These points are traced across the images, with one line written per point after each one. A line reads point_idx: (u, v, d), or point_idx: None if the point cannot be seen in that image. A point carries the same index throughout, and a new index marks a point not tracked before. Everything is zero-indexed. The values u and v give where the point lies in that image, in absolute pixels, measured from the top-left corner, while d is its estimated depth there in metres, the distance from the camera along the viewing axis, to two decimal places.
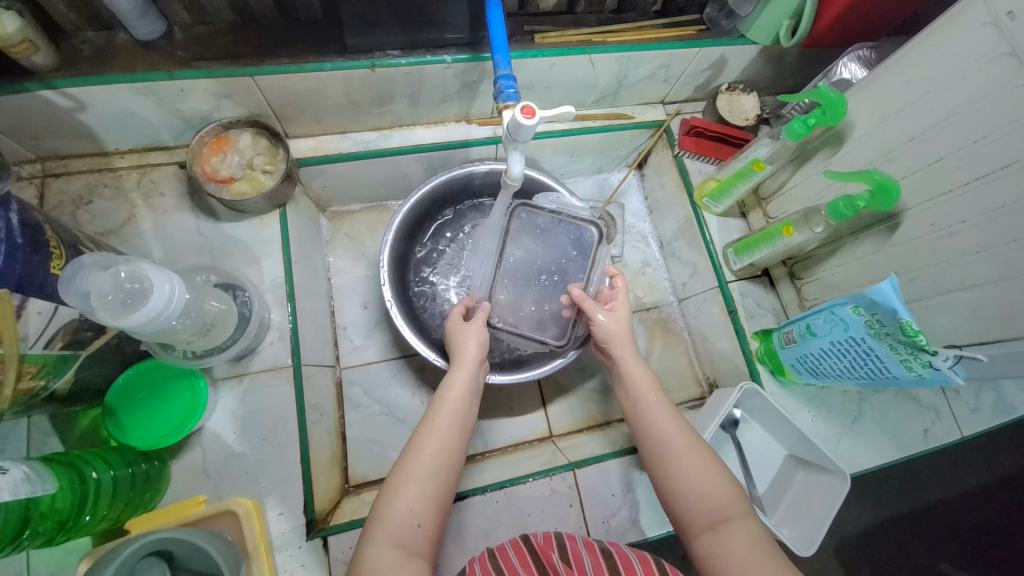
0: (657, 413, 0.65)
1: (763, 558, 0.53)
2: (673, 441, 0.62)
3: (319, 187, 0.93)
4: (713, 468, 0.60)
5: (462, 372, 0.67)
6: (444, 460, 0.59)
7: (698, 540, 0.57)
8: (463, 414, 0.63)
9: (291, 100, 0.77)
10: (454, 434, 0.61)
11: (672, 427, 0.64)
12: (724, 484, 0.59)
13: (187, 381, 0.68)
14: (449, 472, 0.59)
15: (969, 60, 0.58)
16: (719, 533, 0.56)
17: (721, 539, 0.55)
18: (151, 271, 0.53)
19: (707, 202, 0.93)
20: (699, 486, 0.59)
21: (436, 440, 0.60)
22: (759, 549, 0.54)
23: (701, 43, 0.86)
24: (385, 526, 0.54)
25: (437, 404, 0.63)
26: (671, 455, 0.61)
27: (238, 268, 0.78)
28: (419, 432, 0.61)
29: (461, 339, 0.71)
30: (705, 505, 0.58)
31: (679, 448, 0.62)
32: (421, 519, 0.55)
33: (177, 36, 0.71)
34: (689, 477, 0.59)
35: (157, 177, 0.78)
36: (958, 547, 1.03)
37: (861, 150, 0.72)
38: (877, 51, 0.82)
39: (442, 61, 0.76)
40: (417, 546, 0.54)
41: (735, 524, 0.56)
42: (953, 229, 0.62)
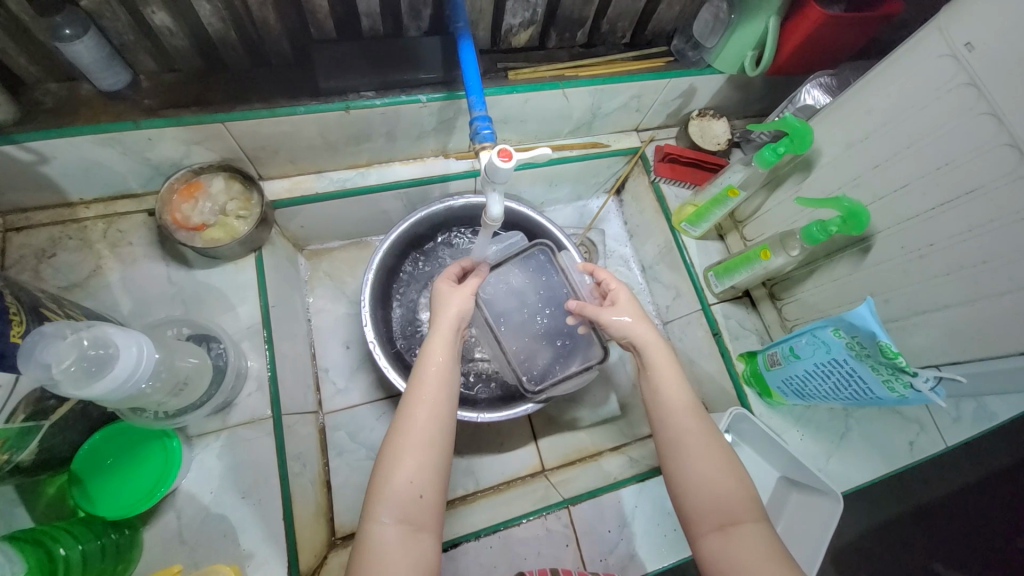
0: (673, 403, 0.61)
1: (773, 561, 0.50)
2: (686, 429, 0.59)
3: (296, 227, 0.91)
4: (725, 461, 0.57)
5: (439, 335, 0.62)
6: (439, 428, 0.55)
7: (709, 539, 0.54)
8: (451, 380, 0.59)
9: (264, 144, 0.76)
10: (447, 399, 0.57)
11: (689, 416, 0.60)
12: (736, 484, 0.55)
13: (159, 442, 0.65)
14: (447, 441, 0.55)
15: (928, 90, 0.60)
16: (729, 534, 0.53)
17: (732, 540, 0.52)
18: (117, 335, 0.51)
19: (686, 226, 0.95)
20: (711, 478, 0.56)
21: (432, 408, 0.56)
22: (772, 554, 0.51)
23: (670, 75, 0.88)
24: (386, 502, 0.50)
25: (423, 371, 0.58)
26: (686, 448, 0.58)
27: (213, 317, 0.76)
28: (410, 400, 0.56)
29: (443, 307, 0.65)
30: (718, 501, 0.55)
31: (697, 434, 0.58)
32: (423, 490, 0.52)
33: (145, 85, 0.70)
34: (700, 469, 0.56)
35: (125, 227, 0.76)
36: (954, 547, 1.00)
37: (830, 176, 0.74)
38: (836, 78, 0.85)
39: (417, 100, 0.76)
40: (420, 520, 0.51)
41: (746, 526, 0.53)
42: (923, 252, 0.64)
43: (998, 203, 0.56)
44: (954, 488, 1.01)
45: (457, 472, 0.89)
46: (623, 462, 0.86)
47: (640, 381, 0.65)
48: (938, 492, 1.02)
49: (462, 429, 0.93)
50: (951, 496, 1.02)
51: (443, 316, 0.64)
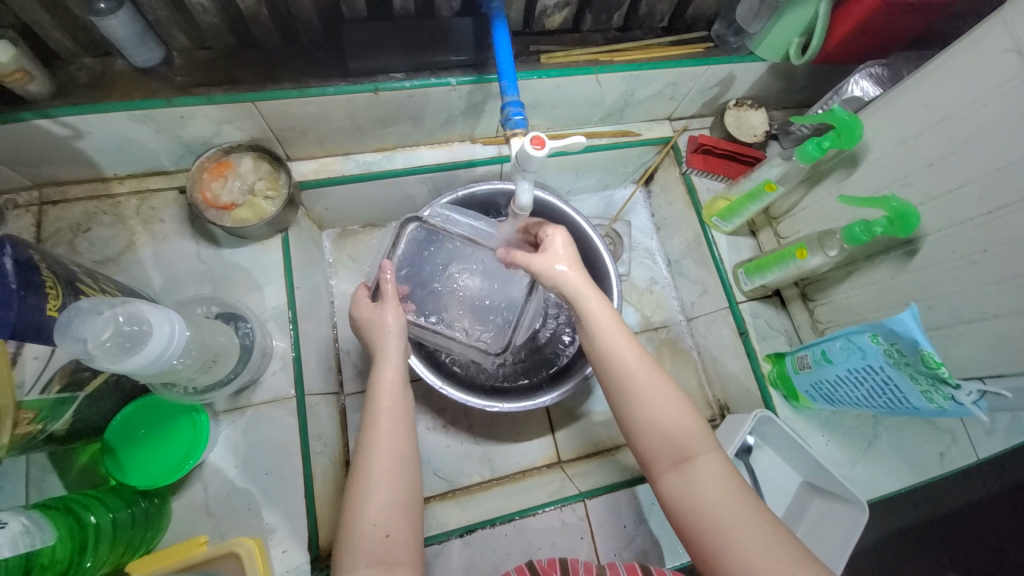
0: (619, 346, 0.59)
1: (729, 490, 0.52)
2: (636, 373, 0.58)
3: (321, 208, 0.91)
4: (676, 398, 0.57)
5: (388, 364, 0.63)
6: (402, 466, 0.56)
7: (665, 477, 0.55)
8: (405, 406, 0.61)
9: (293, 124, 0.76)
10: (401, 436, 0.58)
11: (631, 356, 0.59)
12: (687, 418, 0.56)
13: (188, 416, 0.66)
14: (410, 477, 0.57)
15: (989, 86, 0.57)
16: (684, 471, 0.54)
17: (687, 475, 0.54)
18: (150, 312, 0.52)
19: (716, 221, 0.92)
20: (663, 419, 0.56)
21: (392, 448, 0.57)
22: (726, 479, 0.53)
23: (709, 61, 0.84)
24: (356, 548, 0.51)
25: (377, 404, 0.59)
26: (637, 391, 0.57)
27: (240, 296, 0.77)
28: (369, 441, 0.58)
29: (384, 326, 0.66)
30: (669, 441, 0.55)
31: (641, 378, 0.58)
32: (389, 530, 0.53)
33: (177, 62, 0.70)
34: (654, 410, 0.56)
35: (157, 204, 0.77)
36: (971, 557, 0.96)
37: (876, 174, 0.70)
38: (890, 69, 0.80)
39: (447, 83, 0.75)
40: (393, 556, 0.52)
41: (701, 459, 0.54)
42: (974, 258, 0.61)
43: None
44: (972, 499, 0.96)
45: (473, 459, 0.90)
46: None
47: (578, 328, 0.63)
48: (956, 505, 0.96)
49: (479, 416, 0.93)
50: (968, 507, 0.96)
51: (387, 340, 0.65)
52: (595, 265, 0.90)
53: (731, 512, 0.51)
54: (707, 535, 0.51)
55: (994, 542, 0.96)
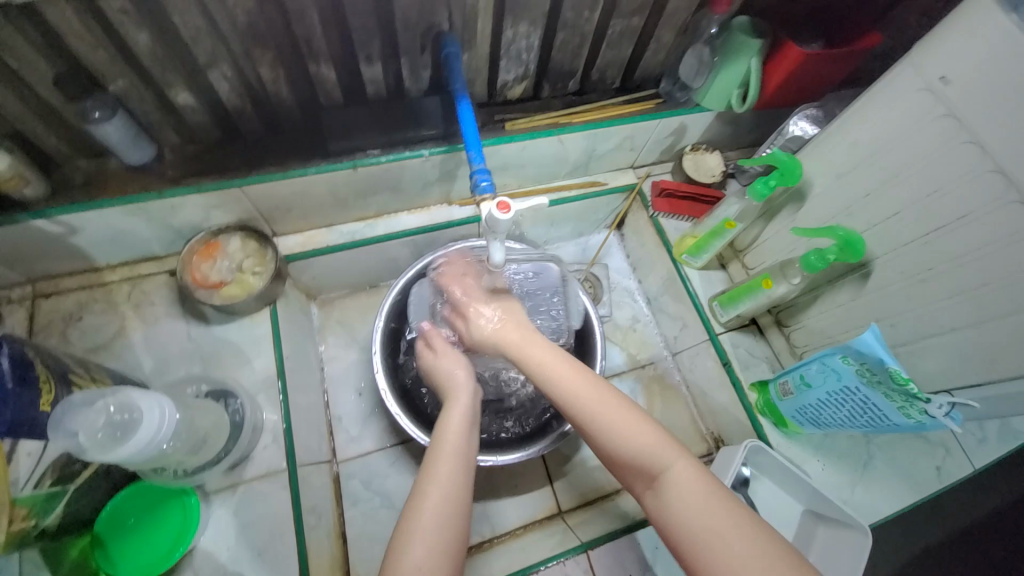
0: (576, 381, 0.59)
1: (704, 501, 0.50)
2: (596, 405, 0.57)
3: (309, 278, 0.95)
4: (629, 416, 0.56)
5: (455, 406, 0.66)
6: (452, 497, 0.56)
7: (646, 500, 0.54)
8: (465, 447, 0.61)
9: (278, 203, 0.81)
10: (461, 476, 0.58)
11: (575, 383, 0.59)
12: (645, 433, 0.55)
13: (178, 500, 0.67)
14: (458, 515, 0.55)
15: (909, 122, 0.62)
16: (658, 490, 0.52)
17: (661, 492, 0.52)
18: (141, 399, 0.54)
19: (687, 258, 0.97)
20: (626, 444, 0.55)
21: (445, 480, 0.57)
22: (701, 489, 0.50)
23: (660, 115, 0.92)
24: None
25: (438, 444, 0.60)
26: (591, 420, 0.57)
27: (230, 371, 0.78)
28: (423, 479, 0.57)
29: (450, 375, 0.70)
30: (635, 460, 0.54)
31: (587, 402, 0.58)
32: (430, 574, 0.51)
33: (168, 157, 0.75)
34: (621, 438, 0.55)
35: (148, 287, 0.80)
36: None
37: (824, 205, 0.76)
38: (823, 109, 0.88)
39: (420, 155, 0.81)
40: None
41: (669, 473, 0.52)
42: (923, 277, 0.64)
43: (992, 227, 0.56)
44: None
45: (473, 518, 0.88)
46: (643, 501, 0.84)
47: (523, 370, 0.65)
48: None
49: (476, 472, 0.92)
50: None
51: (455, 385, 0.69)
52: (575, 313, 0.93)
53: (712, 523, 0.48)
54: (694, 554, 0.48)
55: None
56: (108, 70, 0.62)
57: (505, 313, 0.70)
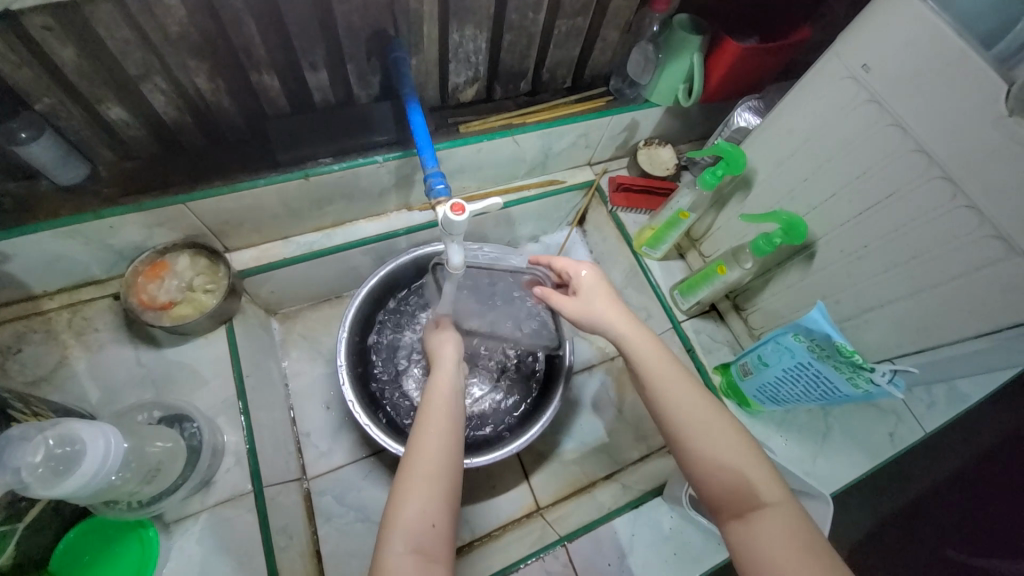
0: (702, 409, 0.59)
1: (801, 543, 0.49)
2: (724, 437, 0.56)
3: (266, 292, 0.92)
4: (738, 443, 0.56)
5: (442, 371, 0.68)
6: (450, 452, 0.57)
7: (730, 526, 0.53)
8: (455, 408, 0.63)
9: (227, 218, 0.78)
10: (453, 432, 0.60)
11: (686, 403, 0.59)
12: (757, 464, 0.55)
13: (134, 534, 0.64)
14: (455, 466, 0.57)
15: (838, 109, 0.66)
16: (752, 519, 0.52)
17: (756, 523, 0.52)
18: (83, 430, 0.51)
19: (646, 250, 0.99)
20: (739, 474, 0.54)
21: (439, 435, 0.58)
22: (799, 532, 0.50)
23: (611, 113, 0.94)
24: (396, 531, 0.51)
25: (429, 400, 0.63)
26: (696, 440, 0.57)
27: (185, 395, 0.75)
28: (420, 430, 0.59)
29: (441, 349, 0.73)
30: (732, 490, 0.54)
31: (694, 426, 0.58)
32: (434, 519, 0.52)
33: (104, 175, 0.71)
34: (724, 466, 0.55)
35: (91, 313, 0.76)
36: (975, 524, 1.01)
37: (768, 192, 0.79)
38: (764, 100, 0.93)
39: (374, 161, 0.79)
40: (432, 550, 0.51)
41: (768, 510, 0.52)
42: (860, 253, 0.68)
43: (918, 202, 0.60)
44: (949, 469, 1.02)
45: (452, 523, 0.88)
46: (618, 491, 0.86)
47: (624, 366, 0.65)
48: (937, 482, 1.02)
49: None
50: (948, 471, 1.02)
51: (441, 356, 0.71)
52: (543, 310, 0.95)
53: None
54: None
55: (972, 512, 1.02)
56: (36, 88, 0.58)
57: (600, 284, 0.70)
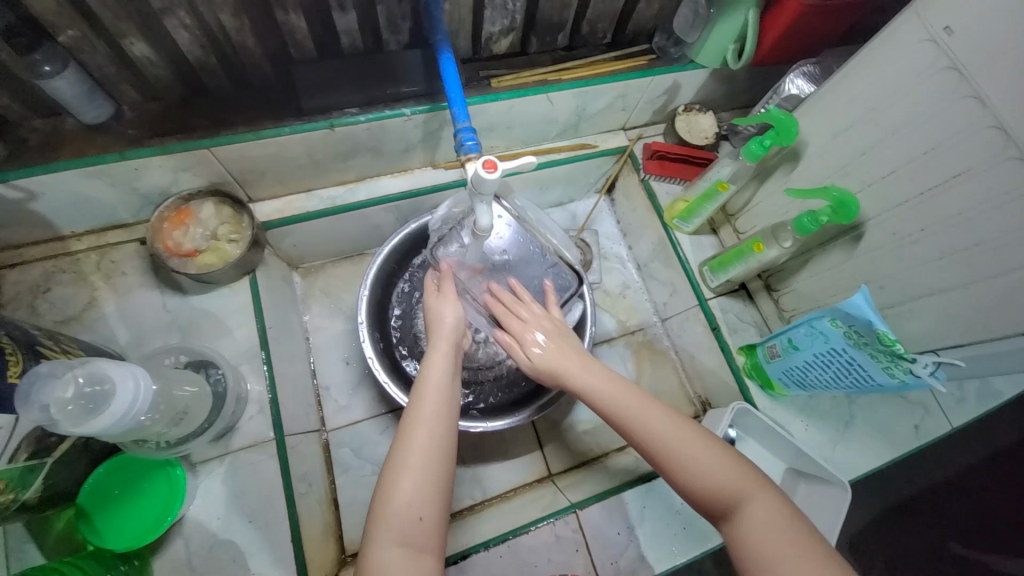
0: (674, 428, 0.57)
1: (792, 540, 0.50)
2: (697, 452, 0.56)
3: (289, 245, 0.91)
4: (708, 448, 0.56)
5: (438, 350, 0.64)
6: (439, 444, 0.56)
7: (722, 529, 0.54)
8: (450, 394, 0.60)
9: (252, 166, 0.76)
10: (446, 424, 0.58)
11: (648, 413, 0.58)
12: (729, 468, 0.55)
13: (162, 472, 0.65)
14: (448, 459, 0.56)
15: (910, 76, 0.60)
16: (738, 521, 0.52)
17: (740, 526, 0.52)
18: (113, 369, 0.52)
19: (678, 222, 0.95)
20: (715, 482, 0.54)
21: (429, 426, 0.56)
22: (786, 527, 0.51)
23: (653, 72, 0.88)
24: (385, 526, 0.51)
25: (423, 387, 0.59)
26: (663, 450, 0.56)
27: (210, 342, 0.76)
28: (409, 422, 0.57)
29: (440, 319, 0.67)
30: (713, 494, 0.54)
31: (659, 433, 0.57)
32: (422, 513, 0.52)
33: (129, 116, 0.70)
34: (702, 471, 0.54)
35: (118, 257, 0.76)
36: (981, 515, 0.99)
37: (818, 167, 0.74)
38: (820, 66, 0.85)
39: (401, 114, 0.76)
40: (422, 541, 0.52)
41: (751, 509, 0.52)
42: (914, 237, 0.64)
43: (989, 185, 0.55)
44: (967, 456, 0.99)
45: (464, 482, 0.89)
46: (631, 463, 0.86)
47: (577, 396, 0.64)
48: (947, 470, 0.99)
49: (466, 439, 0.93)
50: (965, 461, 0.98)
51: (442, 330, 0.66)
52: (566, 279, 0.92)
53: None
54: None
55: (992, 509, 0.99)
56: (58, 19, 0.56)
57: (554, 328, 0.68)
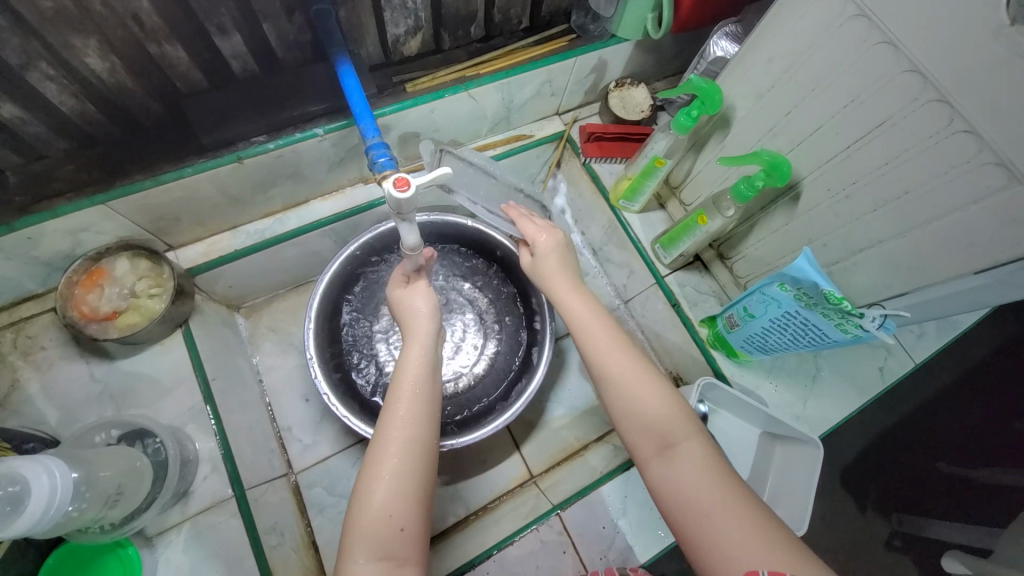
0: (612, 346, 0.58)
1: (713, 477, 0.49)
2: (649, 405, 0.54)
3: (224, 287, 0.86)
4: (649, 384, 0.55)
5: (415, 350, 0.62)
6: (416, 442, 0.54)
7: (651, 464, 0.52)
8: (428, 388, 0.59)
9: (161, 213, 0.71)
10: (423, 417, 0.56)
11: (601, 338, 0.59)
12: (665, 402, 0.54)
13: (113, 554, 0.62)
14: (424, 453, 0.54)
15: (821, 29, 0.58)
16: (667, 458, 0.51)
17: (671, 460, 0.51)
18: (25, 466, 0.48)
19: (624, 203, 0.93)
20: (648, 417, 0.53)
21: (404, 424, 0.55)
22: (712, 464, 0.50)
23: (575, 53, 0.85)
24: (361, 535, 0.49)
25: (399, 386, 0.58)
26: (609, 375, 0.57)
27: (149, 406, 0.71)
28: (385, 420, 0.55)
29: (413, 313, 0.66)
30: (652, 424, 0.53)
31: (605, 350, 0.58)
32: (402, 521, 0.50)
33: (11, 181, 0.63)
34: (639, 405, 0.54)
35: (34, 331, 0.70)
36: (955, 445, 1.04)
37: (747, 130, 0.73)
38: (741, 24, 0.85)
39: (313, 134, 0.72)
40: (401, 551, 0.49)
41: (682, 447, 0.51)
42: (848, 191, 0.63)
43: (912, 131, 0.54)
44: (969, 368, 1.04)
45: (446, 500, 0.87)
46: (609, 452, 0.85)
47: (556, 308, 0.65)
48: (935, 391, 1.04)
49: (443, 455, 0.90)
50: (996, 357, 1.05)
51: (415, 322, 0.65)
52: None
53: (724, 510, 0.46)
54: (691, 528, 0.47)
55: (970, 425, 1.05)
56: None
57: (561, 243, 0.68)
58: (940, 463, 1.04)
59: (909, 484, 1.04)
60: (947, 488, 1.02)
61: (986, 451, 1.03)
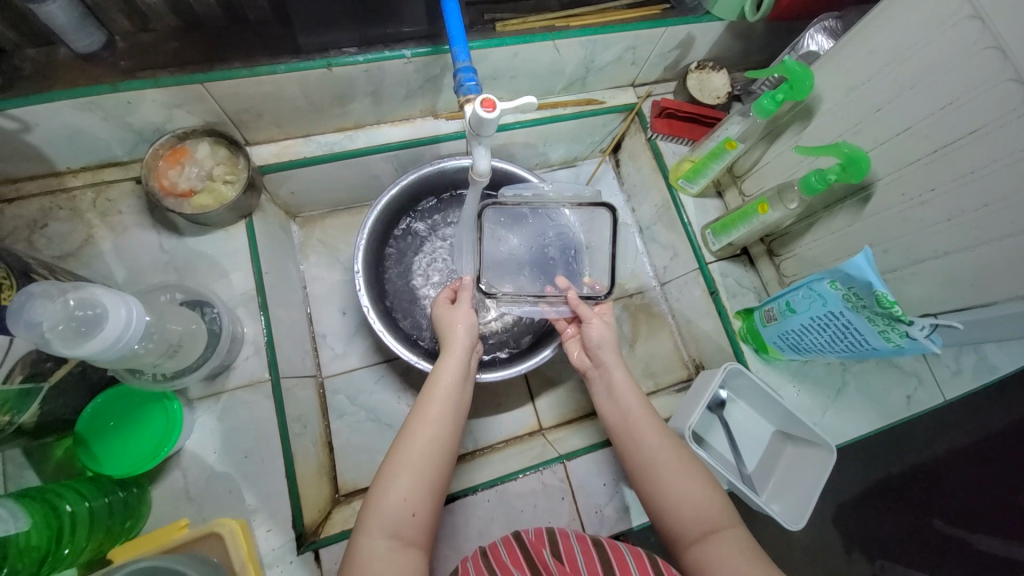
0: (643, 425, 0.65)
1: (754, 563, 0.53)
2: (690, 492, 0.59)
3: (286, 193, 0.90)
4: (694, 474, 0.61)
5: (452, 357, 0.66)
6: (441, 449, 0.59)
7: (691, 550, 0.56)
8: (458, 402, 0.63)
9: (248, 106, 0.75)
10: (447, 425, 0.61)
11: (650, 430, 0.64)
12: (711, 493, 0.59)
13: (160, 404, 0.66)
14: (442, 460, 0.59)
15: (933, 25, 0.57)
16: (710, 542, 0.56)
17: (713, 545, 0.55)
18: (106, 296, 0.52)
19: (682, 183, 0.92)
20: (692, 504, 0.58)
21: (430, 428, 0.59)
22: (750, 553, 0.54)
23: (667, 23, 0.84)
24: (377, 517, 0.54)
25: (431, 391, 0.62)
26: (650, 457, 0.62)
27: (207, 284, 0.76)
28: (413, 422, 0.60)
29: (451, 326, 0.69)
30: (697, 511, 0.58)
31: (648, 437, 0.64)
32: (414, 509, 0.55)
33: (120, 46, 0.67)
34: (678, 494, 0.59)
35: (113, 195, 0.75)
36: (959, 507, 1.02)
37: (831, 123, 0.71)
38: (842, 21, 0.81)
39: (401, 55, 0.74)
40: (412, 536, 0.54)
41: (726, 533, 0.56)
42: (923, 198, 0.62)
43: (1007, 141, 0.53)
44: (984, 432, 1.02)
45: None
46: None
47: (602, 390, 0.71)
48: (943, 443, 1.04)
49: None
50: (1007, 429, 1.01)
51: (452, 334, 0.68)
52: (592, 238, 0.80)
53: None
54: None
55: (976, 490, 1.02)
56: None
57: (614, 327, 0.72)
58: (934, 521, 1.02)
59: (896, 535, 1.03)
60: (939, 546, 1.01)
61: (992, 519, 0.99)
